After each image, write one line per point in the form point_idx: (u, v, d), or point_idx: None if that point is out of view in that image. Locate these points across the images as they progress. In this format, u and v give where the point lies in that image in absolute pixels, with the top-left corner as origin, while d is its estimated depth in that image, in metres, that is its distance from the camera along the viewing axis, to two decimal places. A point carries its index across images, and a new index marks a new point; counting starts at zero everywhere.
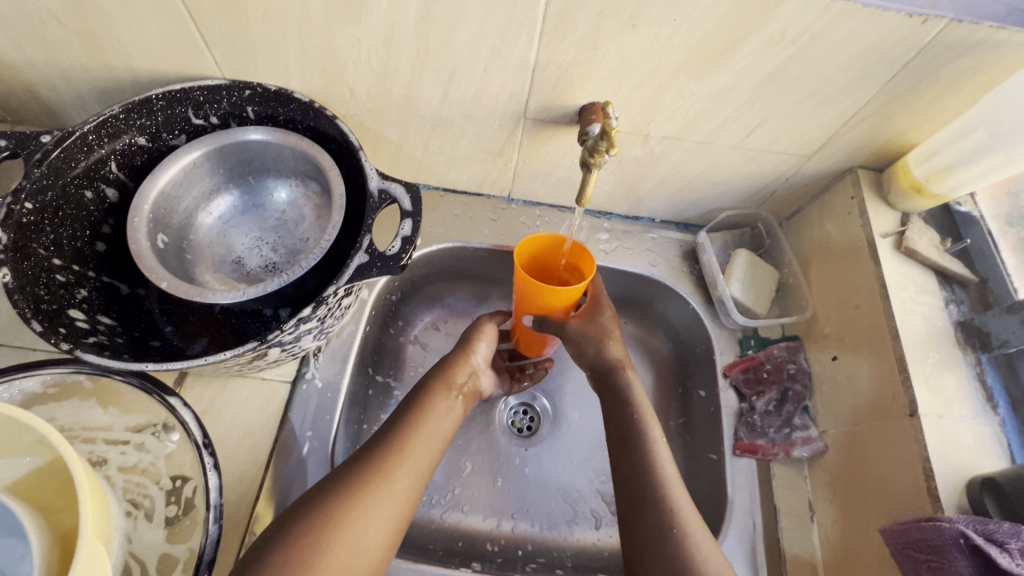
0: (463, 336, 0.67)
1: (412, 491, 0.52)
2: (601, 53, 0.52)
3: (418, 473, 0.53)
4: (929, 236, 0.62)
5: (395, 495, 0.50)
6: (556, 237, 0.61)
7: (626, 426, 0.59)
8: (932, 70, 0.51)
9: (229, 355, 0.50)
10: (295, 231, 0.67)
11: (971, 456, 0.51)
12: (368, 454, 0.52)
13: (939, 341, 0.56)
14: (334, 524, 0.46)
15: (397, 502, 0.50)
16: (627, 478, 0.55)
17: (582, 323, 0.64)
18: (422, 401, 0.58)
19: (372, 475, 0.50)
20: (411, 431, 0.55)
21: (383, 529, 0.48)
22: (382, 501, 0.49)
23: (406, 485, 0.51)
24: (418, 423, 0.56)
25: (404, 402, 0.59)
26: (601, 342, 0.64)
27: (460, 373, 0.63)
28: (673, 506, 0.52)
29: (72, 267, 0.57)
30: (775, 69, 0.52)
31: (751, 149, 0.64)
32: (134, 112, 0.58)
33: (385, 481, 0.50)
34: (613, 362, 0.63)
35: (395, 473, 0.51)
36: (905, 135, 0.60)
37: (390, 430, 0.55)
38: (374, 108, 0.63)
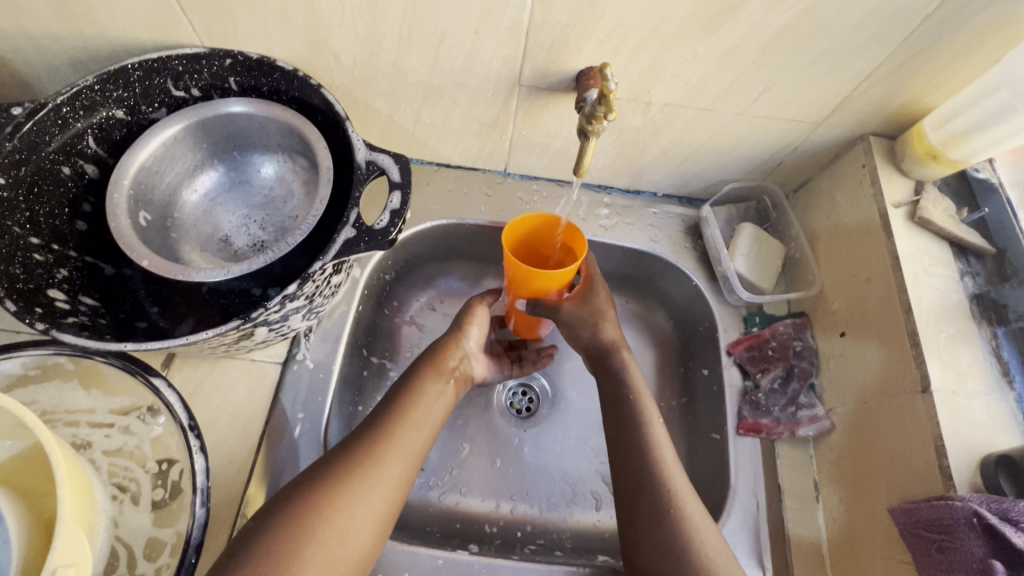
0: (456, 318, 0.65)
1: (403, 478, 0.51)
2: (599, 11, 0.49)
3: (409, 459, 0.52)
4: (944, 206, 0.59)
5: (385, 483, 0.49)
6: (549, 216, 0.58)
7: (623, 407, 0.57)
8: (953, 25, 0.48)
9: (213, 334, 0.48)
10: (284, 208, 0.64)
11: (986, 432, 0.49)
12: (357, 440, 0.51)
13: (953, 315, 0.54)
14: (322, 513, 0.45)
15: (387, 489, 0.49)
16: (622, 460, 0.54)
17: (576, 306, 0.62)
18: (413, 385, 0.57)
19: (361, 462, 0.49)
20: (401, 417, 0.54)
21: (374, 516, 0.47)
22: (372, 488, 0.48)
23: (397, 471, 0.50)
24: (409, 407, 0.55)
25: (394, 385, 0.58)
26: (594, 326, 0.62)
27: (451, 357, 0.61)
28: (669, 487, 0.51)
29: (51, 247, 0.55)
30: (785, 27, 0.49)
31: (758, 115, 0.60)
32: (109, 82, 0.55)
33: (375, 468, 0.49)
34: (610, 342, 0.61)
35: (385, 459, 0.50)
36: (921, 97, 0.57)
37: (380, 415, 0.54)
38: (361, 77, 0.60)
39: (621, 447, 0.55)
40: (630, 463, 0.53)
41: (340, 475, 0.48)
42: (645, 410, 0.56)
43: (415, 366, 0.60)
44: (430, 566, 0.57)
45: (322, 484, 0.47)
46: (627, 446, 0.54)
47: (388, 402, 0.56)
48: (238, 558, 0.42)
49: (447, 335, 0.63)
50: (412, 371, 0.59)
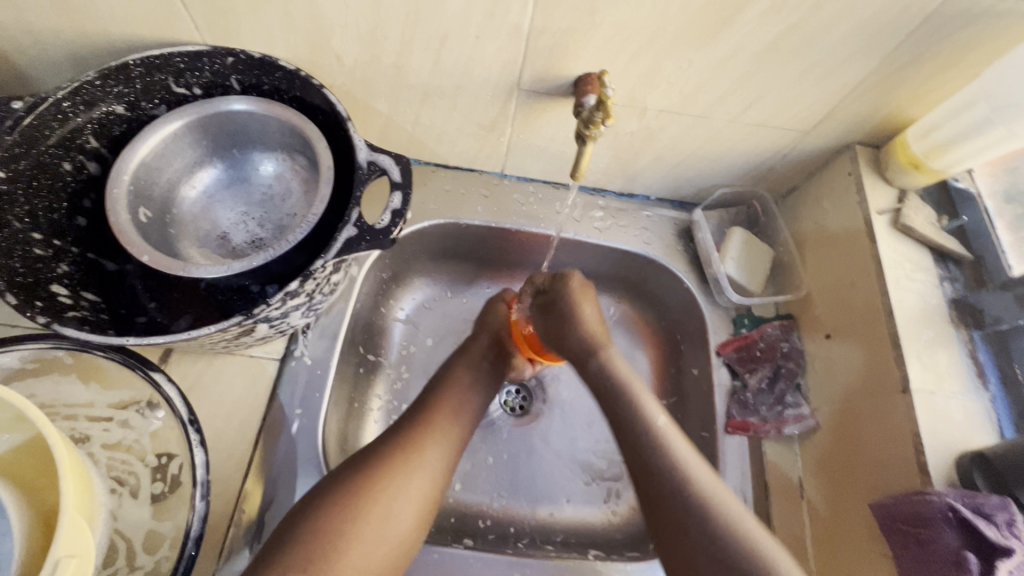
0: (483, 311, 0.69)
1: (443, 461, 0.52)
2: (597, 20, 0.50)
3: (449, 442, 0.54)
4: (926, 213, 0.62)
5: (426, 464, 0.51)
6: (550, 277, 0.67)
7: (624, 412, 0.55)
8: (936, 41, 0.50)
9: (214, 330, 0.48)
10: (282, 206, 0.65)
11: (962, 431, 0.51)
12: (398, 432, 0.53)
13: (932, 318, 0.56)
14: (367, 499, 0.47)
15: (428, 475, 0.51)
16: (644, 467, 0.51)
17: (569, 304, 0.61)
18: (448, 375, 0.60)
19: (403, 449, 0.51)
20: (441, 407, 0.56)
21: (418, 497, 0.49)
22: (414, 471, 0.50)
23: (437, 457, 0.52)
24: (445, 398, 0.57)
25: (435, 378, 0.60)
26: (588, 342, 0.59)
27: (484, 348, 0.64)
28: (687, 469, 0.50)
29: (51, 241, 0.55)
30: (776, 39, 0.51)
31: (749, 123, 0.62)
32: (111, 78, 0.55)
33: (414, 450, 0.51)
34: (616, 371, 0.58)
35: (426, 444, 0.52)
36: (904, 109, 0.59)
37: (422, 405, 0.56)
38: (362, 78, 0.61)
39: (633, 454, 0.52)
40: (646, 476, 0.51)
41: (384, 462, 0.49)
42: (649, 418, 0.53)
43: (455, 361, 0.62)
44: (426, 560, 0.58)
45: (365, 470, 0.49)
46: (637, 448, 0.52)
47: (427, 395, 0.58)
48: (288, 537, 0.45)
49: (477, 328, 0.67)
50: (452, 362, 0.62)
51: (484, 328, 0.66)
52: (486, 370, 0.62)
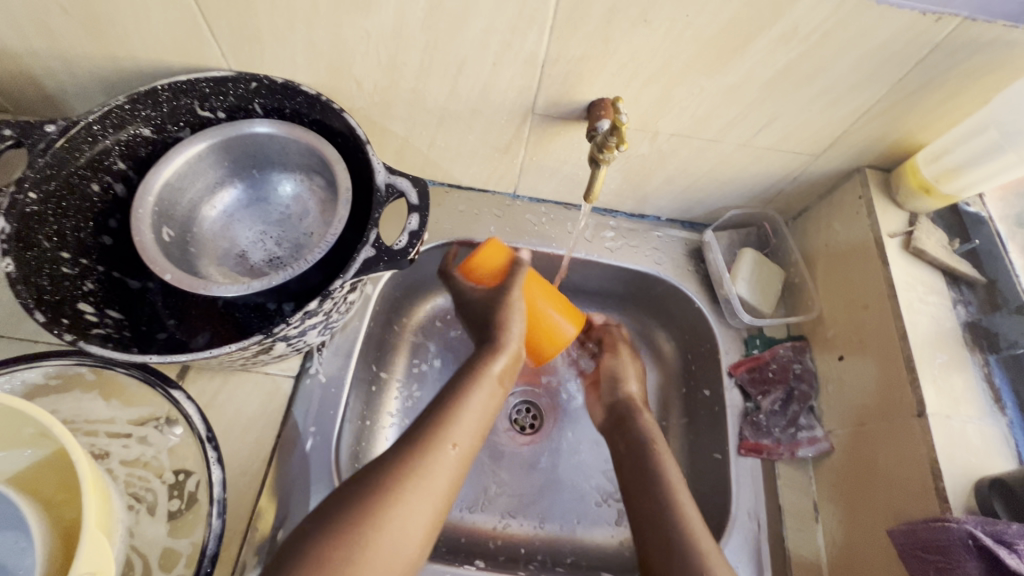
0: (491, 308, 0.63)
1: (444, 490, 0.50)
2: (611, 48, 0.52)
3: (449, 470, 0.51)
4: (937, 237, 0.62)
5: (426, 494, 0.49)
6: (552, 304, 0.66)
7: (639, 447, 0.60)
8: (945, 69, 0.51)
9: (234, 348, 0.49)
10: (299, 225, 0.66)
11: (979, 456, 0.51)
12: (398, 460, 0.50)
13: (946, 341, 0.56)
14: (366, 533, 0.45)
15: (433, 499, 0.49)
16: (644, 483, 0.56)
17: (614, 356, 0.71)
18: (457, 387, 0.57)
19: (402, 480, 0.49)
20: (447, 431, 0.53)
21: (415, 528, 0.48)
22: (412, 502, 0.48)
23: (436, 487, 0.50)
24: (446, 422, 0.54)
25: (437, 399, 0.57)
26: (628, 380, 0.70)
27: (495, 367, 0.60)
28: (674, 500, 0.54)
29: (78, 260, 0.56)
30: (787, 66, 0.52)
31: (759, 147, 0.63)
32: (139, 102, 0.58)
33: (414, 479, 0.49)
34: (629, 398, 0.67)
35: (426, 473, 0.50)
36: (914, 134, 0.60)
37: (423, 430, 0.53)
38: (381, 101, 0.62)
39: (639, 477, 0.57)
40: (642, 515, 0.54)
41: (382, 493, 0.47)
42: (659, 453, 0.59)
43: (459, 379, 0.58)
44: None
45: (364, 502, 0.47)
46: (642, 467, 0.58)
47: (426, 416, 0.54)
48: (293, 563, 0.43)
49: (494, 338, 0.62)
50: (459, 379, 0.58)
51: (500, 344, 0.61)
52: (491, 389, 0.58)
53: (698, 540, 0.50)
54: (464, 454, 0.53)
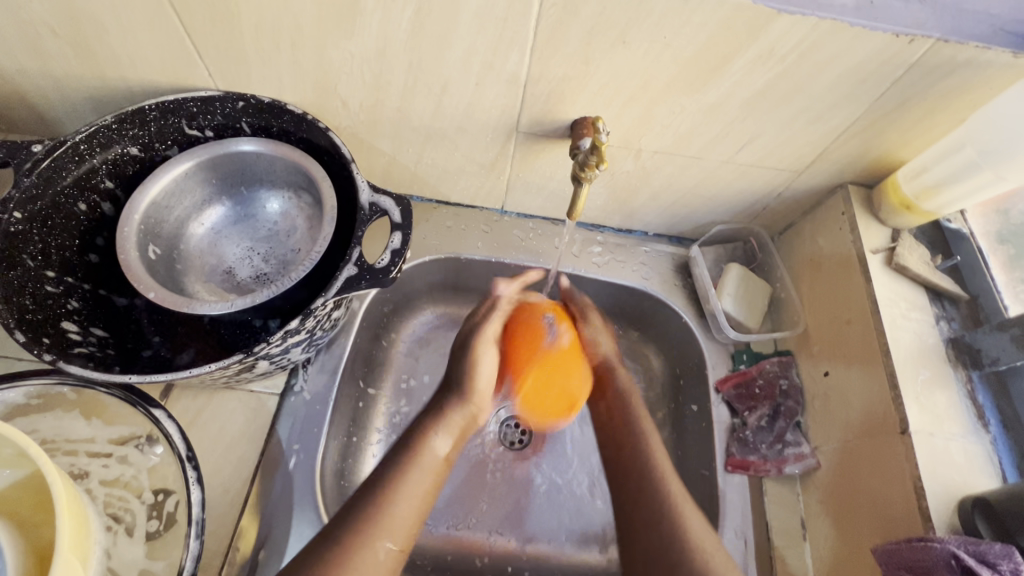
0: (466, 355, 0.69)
1: (387, 564, 0.49)
2: (592, 68, 0.52)
3: (394, 542, 0.50)
4: (920, 253, 0.62)
5: (369, 565, 0.47)
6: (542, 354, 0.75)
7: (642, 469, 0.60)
8: (922, 88, 0.51)
9: (215, 368, 0.49)
10: (286, 242, 0.67)
11: (963, 474, 0.51)
12: (341, 529, 0.49)
13: (929, 357, 0.56)
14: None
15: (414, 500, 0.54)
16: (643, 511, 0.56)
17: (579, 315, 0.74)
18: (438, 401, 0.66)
19: (348, 545, 0.47)
20: (388, 501, 0.52)
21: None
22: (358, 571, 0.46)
23: (380, 562, 0.48)
24: (382, 512, 0.51)
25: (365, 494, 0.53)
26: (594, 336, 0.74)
27: (432, 448, 0.59)
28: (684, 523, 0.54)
29: (63, 278, 0.57)
30: (765, 86, 0.52)
31: (742, 164, 0.64)
32: (127, 122, 0.58)
33: (359, 549, 0.48)
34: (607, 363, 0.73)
35: (369, 542, 0.49)
36: (894, 151, 0.60)
37: (356, 512, 0.50)
38: (367, 120, 0.63)
39: (636, 496, 0.58)
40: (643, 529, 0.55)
41: (330, 566, 0.46)
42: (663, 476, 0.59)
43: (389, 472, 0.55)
44: None
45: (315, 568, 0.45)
46: (640, 497, 0.58)
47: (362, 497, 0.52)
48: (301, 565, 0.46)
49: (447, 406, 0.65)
50: (388, 473, 0.55)
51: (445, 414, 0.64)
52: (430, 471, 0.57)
53: (691, 533, 0.53)
54: (408, 524, 0.52)
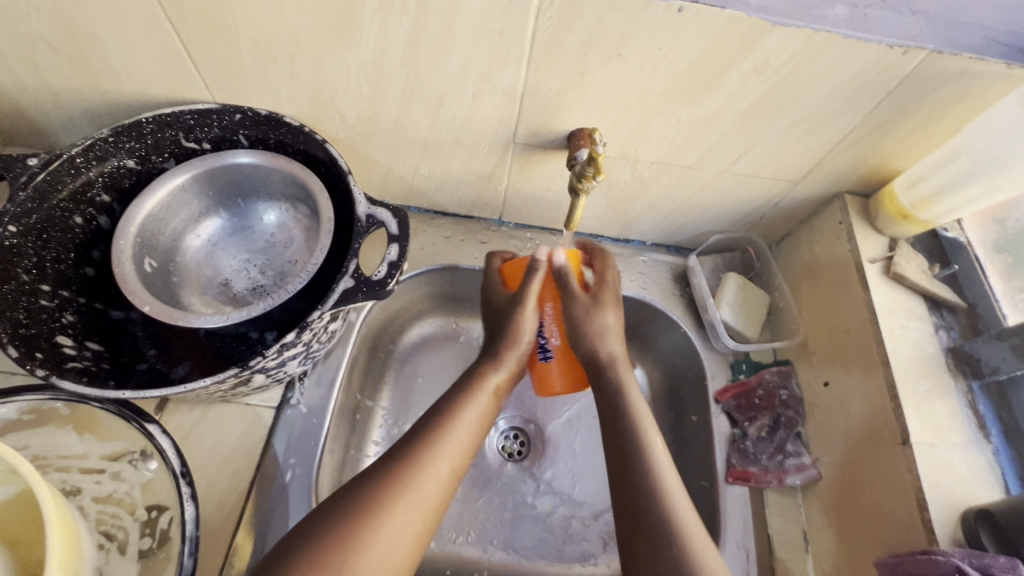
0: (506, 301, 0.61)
1: (444, 488, 0.49)
2: (588, 80, 0.53)
3: (450, 466, 0.50)
4: (917, 262, 0.62)
5: (425, 489, 0.48)
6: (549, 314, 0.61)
7: (633, 455, 0.51)
8: (916, 99, 0.52)
9: (210, 382, 0.49)
10: (283, 253, 0.66)
11: (965, 486, 0.50)
12: (400, 454, 0.49)
13: (929, 367, 0.56)
14: (372, 516, 0.45)
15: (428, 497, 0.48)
16: (633, 510, 0.49)
17: (586, 303, 0.59)
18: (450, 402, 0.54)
19: (404, 470, 0.48)
20: (446, 430, 0.52)
21: (417, 524, 0.46)
22: (413, 492, 0.47)
23: (437, 487, 0.48)
24: (441, 439, 0.51)
25: (426, 423, 0.53)
26: (597, 333, 0.58)
27: (485, 386, 0.56)
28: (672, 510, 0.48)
29: (58, 292, 0.56)
30: (761, 97, 0.53)
31: (739, 174, 0.64)
32: (123, 134, 0.58)
33: (415, 473, 0.48)
34: (611, 356, 0.57)
35: (428, 465, 0.49)
36: (891, 161, 0.60)
37: (417, 438, 0.51)
38: (364, 132, 0.63)
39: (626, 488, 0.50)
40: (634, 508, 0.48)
41: (384, 487, 0.46)
42: (656, 463, 0.51)
43: (445, 406, 0.54)
44: None
45: (370, 493, 0.46)
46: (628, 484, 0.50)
47: (422, 427, 0.52)
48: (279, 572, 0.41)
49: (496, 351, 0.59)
50: (446, 407, 0.54)
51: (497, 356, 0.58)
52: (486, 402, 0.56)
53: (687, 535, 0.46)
54: (462, 453, 0.52)
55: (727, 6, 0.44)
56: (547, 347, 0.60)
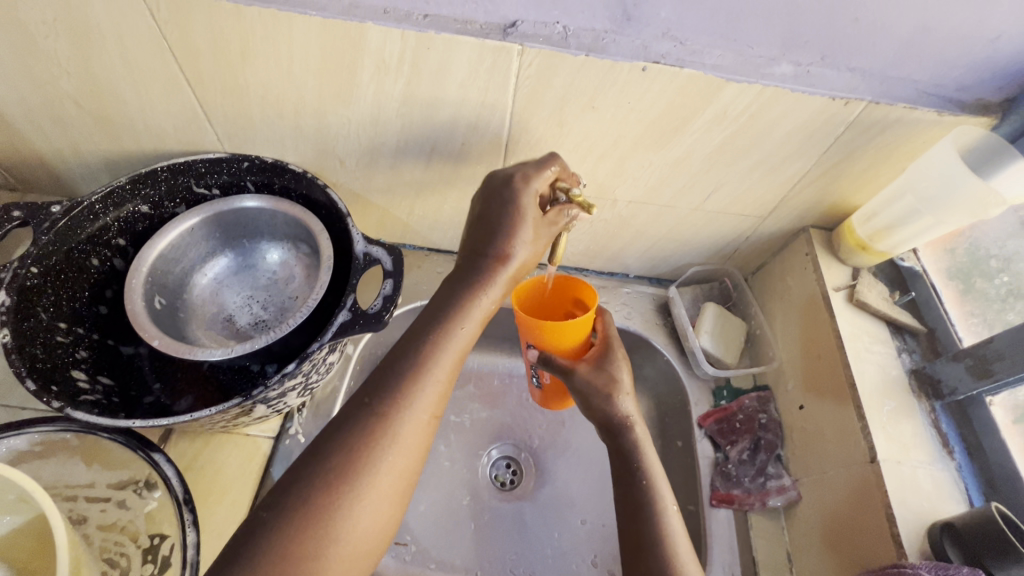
0: (505, 217, 0.51)
1: (425, 437, 0.45)
2: (566, 129, 0.58)
3: (430, 412, 0.45)
4: (878, 289, 0.67)
5: (404, 445, 0.43)
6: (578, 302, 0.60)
7: (638, 493, 0.53)
8: (862, 143, 0.57)
9: (214, 412, 0.51)
10: (285, 289, 0.70)
11: (931, 501, 0.54)
12: (369, 412, 0.43)
13: (893, 389, 0.60)
14: (344, 491, 0.40)
15: (409, 448, 0.43)
16: (636, 536, 0.51)
17: (590, 370, 0.58)
18: (430, 334, 0.47)
19: (376, 433, 0.42)
20: (422, 374, 0.45)
21: (400, 478, 0.43)
22: (392, 452, 0.42)
23: (417, 432, 0.44)
24: (419, 382, 0.45)
25: (400, 367, 0.45)
26: (609, 396, 0.58)
27: (470, 316, 0.49)
28: (669, 537, 0.50)
29: (72, 329, 0.60)
30: (722, 142, 0.58)
31: (710, 211, 0.69)
32: (139, 183, 0.63)
33: (390, 430, 0.43)
34: (625, 417, 0.58)
35: (406, 412, 0.44)
36: (848, 197, 0.66)
37: (392, 391, 0.44)
38: (362, 177, 0.68)
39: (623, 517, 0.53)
40: (633, 526, 0.52)
41: (355, 454, 0.41)
42: (659, 496, 0.53)
43: (415, 345, 0.46)
44: None
45: (338, 462, 0.41)
46: (632, 513, 0.52)
47: (391, 375, 0.45)
48: (250, 559, 0.37)
49: (486, 269, 0.50)
50: (421, 345, 0.46)
51: (485, 279, 0.50)
52: (472, 329, 0.49)
53: (680, 557, 0.49)
54: (441, 397, 0.46)
55: (686, 65, 0.50)
56: (538, 379, 0.66)
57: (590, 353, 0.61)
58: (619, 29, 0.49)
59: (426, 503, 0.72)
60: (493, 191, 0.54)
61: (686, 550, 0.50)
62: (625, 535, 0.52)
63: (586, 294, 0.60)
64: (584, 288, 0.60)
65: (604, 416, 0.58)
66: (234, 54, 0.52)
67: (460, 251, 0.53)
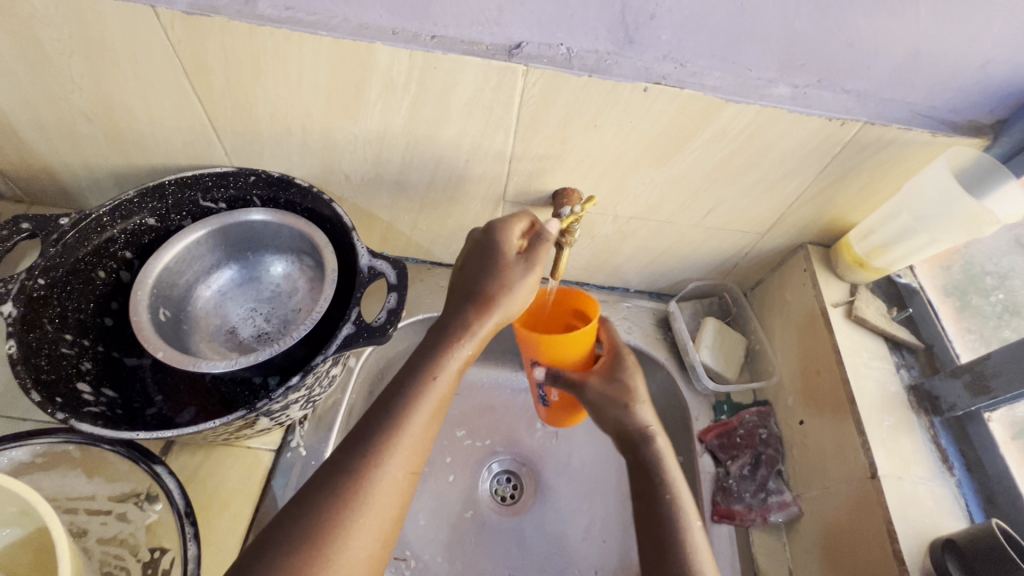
0: (485, 266, 0.53)
1: (400, 496, 0.44)
2: (568, 147, 0.59)
3: (405, 470, 0.45)
4: (877, 305, 0.67)
5: (377, 504, 0.43)
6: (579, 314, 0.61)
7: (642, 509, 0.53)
8: (858, 162, 0.58)
9: (217, 424, 0.51)
10: (288, 302, 0.71)
11: (931, 516, 0.54)
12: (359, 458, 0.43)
13: (892, 405, 0.60)
14: (321, 550, 0.40)
15: (382, 508, 0.43)
16: (658, 546, 0.51)
17: (602, 382, 0.60)
18: (405, 391, 0.47)
19: (349, 492, 0.42)
20: (396, 428, 0.45)
21: (375, 539, 0.42)
22: (365, 512, 0.42)
23: (389, 492, 0.43)
24: (392, 439, 0.45)
25: (375, 424, 0.46)
26: (624, 406, 0.59)
27: (446, 366, 0.49)
28: (689, 546, 0.51)
29: (78, 340, 0.60)
30: (721, 160, 0.59)
31: (709, 227, 0.70)
32: (147, 196, 0.64)
33: (362, 488, 0.42)
34: (645, 426, 0.59)
35: (380, 472, 0.43)
36: (845, 215, 0.67)
37: (370, 442, 0.44)
38: (367, 192, 0.69)
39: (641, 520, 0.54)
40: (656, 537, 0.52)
41: (331, 510, 0.41)
42: (680, 504, 0.53)
43: (390, 401, 0.47)
44: None
45: (314, 524, 0.41)
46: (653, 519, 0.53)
47: (366, 432, 0.45)
48: None
49: (466, 317, 0.51)
50: (396, 399, 0.47)
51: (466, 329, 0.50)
52: (447, 380, 0.49)
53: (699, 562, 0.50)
54: (418, 452, 0.46)
55: (686, 86, 0.51)
56: (545, 398, 0.66)
57: (600, 364, 0.62)
58: (621, 51, 0.50)
59: (426, 518, 0.72)
60: (476, 243, 0.56)
61: (707, 559, 0.50)
62: (644, 547, 0.53)
63: (584, 305, 0.61)
64: (581, 298, 0.61)
65: (621, 426, 0.60)
66: (246, 72, 0.54)
67: (449, 294, 0.54)
